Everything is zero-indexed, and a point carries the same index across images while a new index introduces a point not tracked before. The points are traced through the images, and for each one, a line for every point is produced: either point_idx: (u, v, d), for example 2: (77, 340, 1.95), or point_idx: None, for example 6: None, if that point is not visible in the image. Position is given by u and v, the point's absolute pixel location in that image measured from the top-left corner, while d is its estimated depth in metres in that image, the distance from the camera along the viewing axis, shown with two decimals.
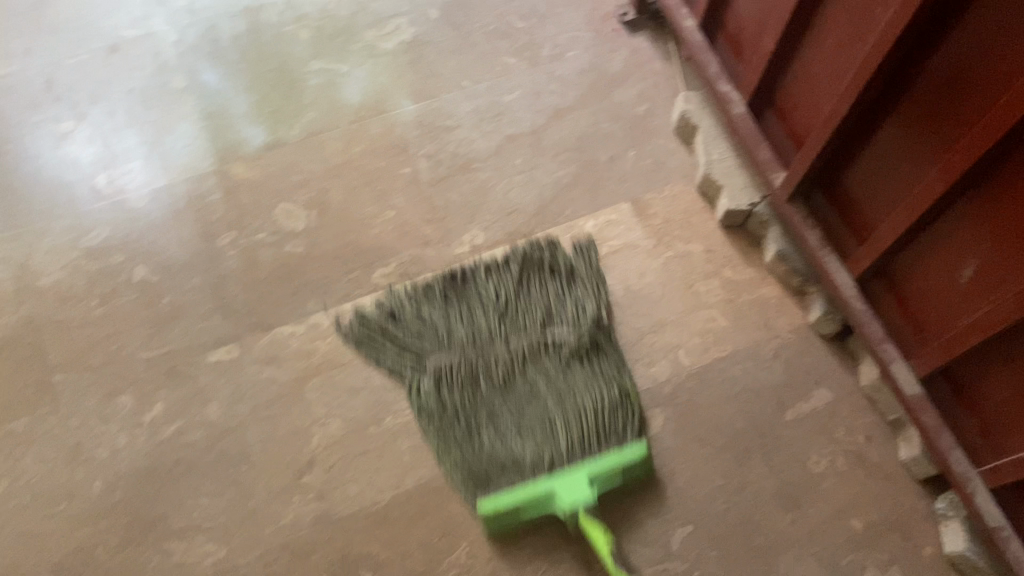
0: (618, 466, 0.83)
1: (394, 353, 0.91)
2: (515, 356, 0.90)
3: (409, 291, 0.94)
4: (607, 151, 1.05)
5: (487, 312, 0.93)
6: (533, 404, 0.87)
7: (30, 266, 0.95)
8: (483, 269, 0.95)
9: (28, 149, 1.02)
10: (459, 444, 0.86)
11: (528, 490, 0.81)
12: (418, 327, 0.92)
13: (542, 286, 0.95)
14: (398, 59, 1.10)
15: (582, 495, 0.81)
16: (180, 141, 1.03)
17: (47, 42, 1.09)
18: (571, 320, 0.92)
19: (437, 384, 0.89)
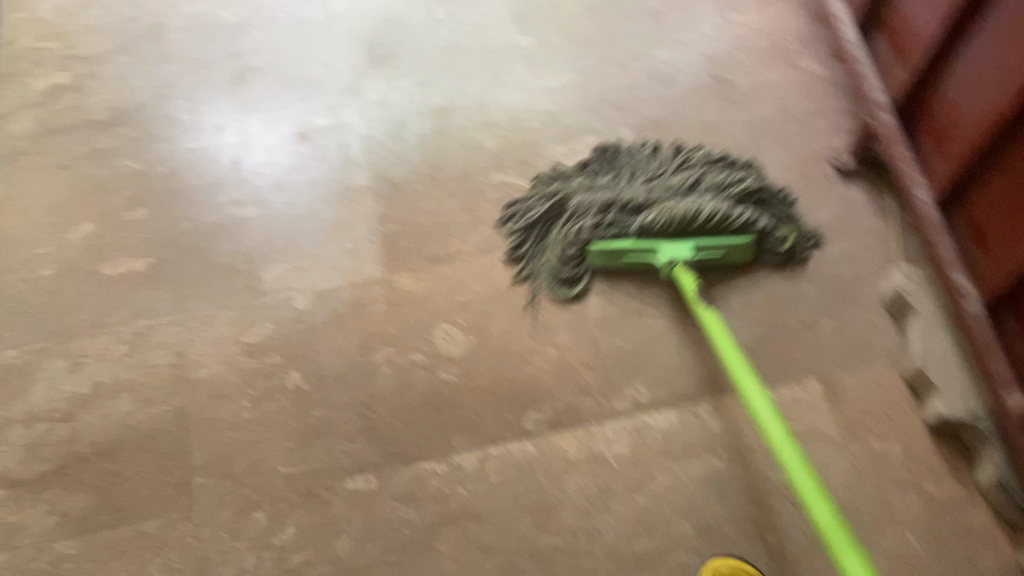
0: (726, 241, 0.93)
1: (539, 232, 1.00)
2: (651, 167, 1.01)
3: (567, 176, 1.02)
4: (801, 314, 0.94)
5: (641, 175, 1.00)
6: (654, 207, 0.95)
7: (189, 355, 0.94)
8: (643, 150, 1.02)
9: (207, 228, 1.01)
10: (575, 223, 0.97)
11: (633, 243, 0.93)
12: (570, 203, 0.99)
13: (704, 154, 1.01)
14: None
15: (685, 253, 0.91)
16: (352, 241, 1.00)
17: (240, 120, 1.08)
18: (722, 171, 0.99)
19: (572, 213, 0.98)
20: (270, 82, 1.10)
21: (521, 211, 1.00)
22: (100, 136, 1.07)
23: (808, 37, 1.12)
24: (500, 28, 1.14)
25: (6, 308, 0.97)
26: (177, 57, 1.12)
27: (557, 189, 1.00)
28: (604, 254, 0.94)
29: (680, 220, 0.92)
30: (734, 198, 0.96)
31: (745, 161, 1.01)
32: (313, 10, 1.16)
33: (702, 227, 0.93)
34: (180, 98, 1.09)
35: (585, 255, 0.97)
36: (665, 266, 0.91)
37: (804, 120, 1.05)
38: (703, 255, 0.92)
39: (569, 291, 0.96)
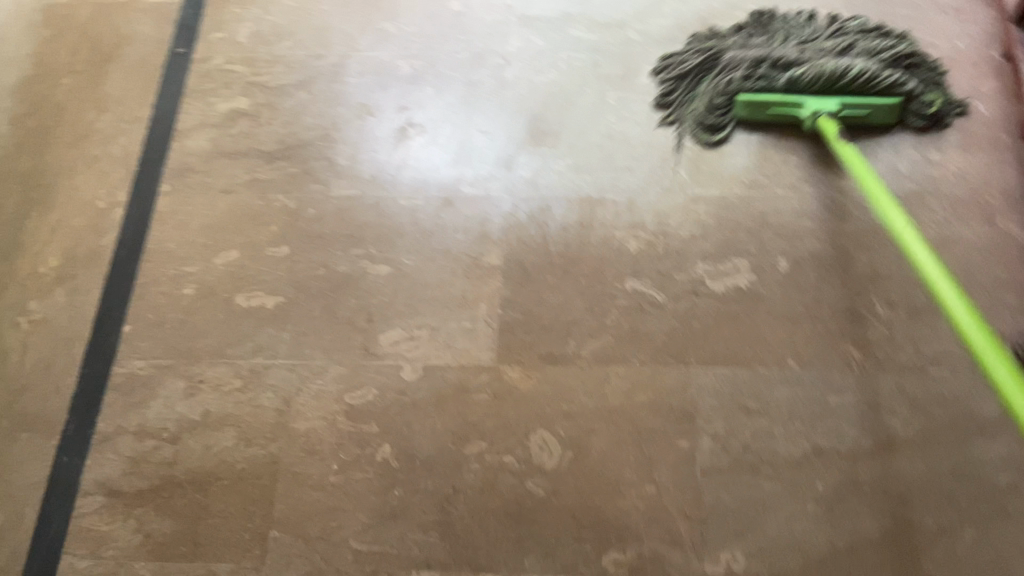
0: (871, 103, 1.01)
1: (690, 75, 1.09)
2: (804, 31, 1.08)
3: (733, 32, 1.10)
4: (936, 516, 0.85)
5: (795, 36, 1.07)
6: (807, 60, 1.03)
7: (294, 403, 0.96)
8: (799, 17, 1.10)
9: (337, 278, 1.02)
10: (727, 76, 1.06)
11: (783, 95, 1.03)
12: (718, 52, 1.09)
13: (860, 24, 1.08)
14: (724, 306, 0.96)
15: (833, 106, 1.00)
16: (471, 320, 0.98)
17: (393, 175, 1.09)
18: (875, 40, 1.05)
19: (724, 65, 1.07)
20: (430, 143, 1.10)
21: (675, 63, 1.10)
22: (263, 166, 1.11)
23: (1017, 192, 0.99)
24: (670, 122, 1.08)
25: (147, 318, 1.03)
26: (349, 101, 1.15)
27: (712, 46, 1.09)
28: (751, 106, 1.04)
29: (831, 74, 1.00)
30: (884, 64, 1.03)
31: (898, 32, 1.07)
32: (486, 73, 1.15)
33: (850, 84, 1.01)
34: (343, 143, 1.12)
35: (731, 107, 1.05)
36: (810, 118, 1.00)
37: (990, 293, 0.94)
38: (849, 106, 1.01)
39: (710, 138, 1.06)
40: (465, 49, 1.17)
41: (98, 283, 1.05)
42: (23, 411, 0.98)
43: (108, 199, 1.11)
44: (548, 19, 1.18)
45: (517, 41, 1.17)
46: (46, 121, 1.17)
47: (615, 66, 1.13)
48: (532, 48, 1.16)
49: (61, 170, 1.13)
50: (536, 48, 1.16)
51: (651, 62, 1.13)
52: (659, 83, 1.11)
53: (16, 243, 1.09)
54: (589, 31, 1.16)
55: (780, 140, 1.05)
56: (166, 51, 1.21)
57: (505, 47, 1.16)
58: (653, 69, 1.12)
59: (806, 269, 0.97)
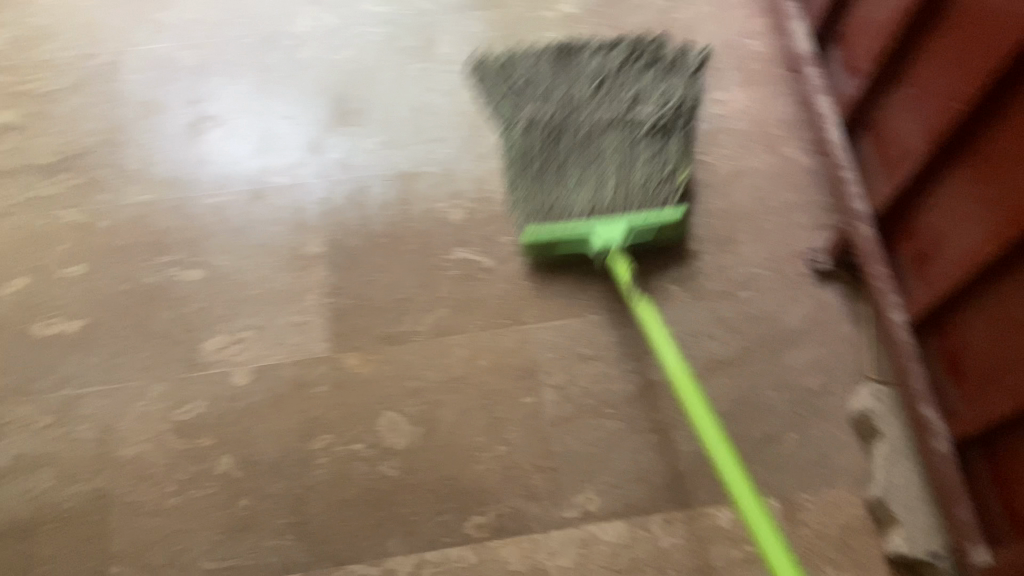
0: (658, 223, 0.93)
1: (500, 109, 1.05)
2: (582, 128, 1.00)
3: (527, 115, 1.02)
4: (764, 428, 0.90)
5: (585, 84, 1.04)
6: (592, 173, 0.97)
7: (115, 430, 0.89)
8: (592, 48, 1.08)
9: (145, 290, 0.95)
10: (517, 142, 1.01)
11: (569, 228, 0.92)
12: (526, 118, 1.02)
13: (649, 64, 1.07)
14: (549, 263, 0.99)
15: (619, 233, 0.91)
16: (300, 314, 0.95)
17: (192, 173, 1.02)
18: (659, 91, 1.04)
19: (523, 120, 1.02)
20: (230, 135, 1.05)
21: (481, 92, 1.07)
22: (44, 182, 1.02)
23: (796, 121, 1.07)
24: (473, 89, 1.09)
25: None
26: (134, 100, 1.07)
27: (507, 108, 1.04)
28: (534, 242, 0.93)
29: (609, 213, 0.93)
30: (665, 118, 1.01)
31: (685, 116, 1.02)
32: (279, 57, 1.10)
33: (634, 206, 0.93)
34: (133, 146, 1.04)
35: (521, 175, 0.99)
36: (598, 250, 0.90)
37: (782, 213, 1.01)
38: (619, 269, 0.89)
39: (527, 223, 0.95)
40: (251, 32, 1.11)
41: None
42: None
43: None
44: None
45: (306, 21, 1.12)
46: None
47: (413, 38, 1.12)
48: (324, 27, 1.12)
49: None
50: (328, 26, 1.12)
51: (449, 31, 1.12)
52: (457, 51, 1.11)
53: None
54: (380, 5, 1.14)
55: None
56: None
57: (293, 28, 1.12)
58: (451, 38, 1.12)
59: None
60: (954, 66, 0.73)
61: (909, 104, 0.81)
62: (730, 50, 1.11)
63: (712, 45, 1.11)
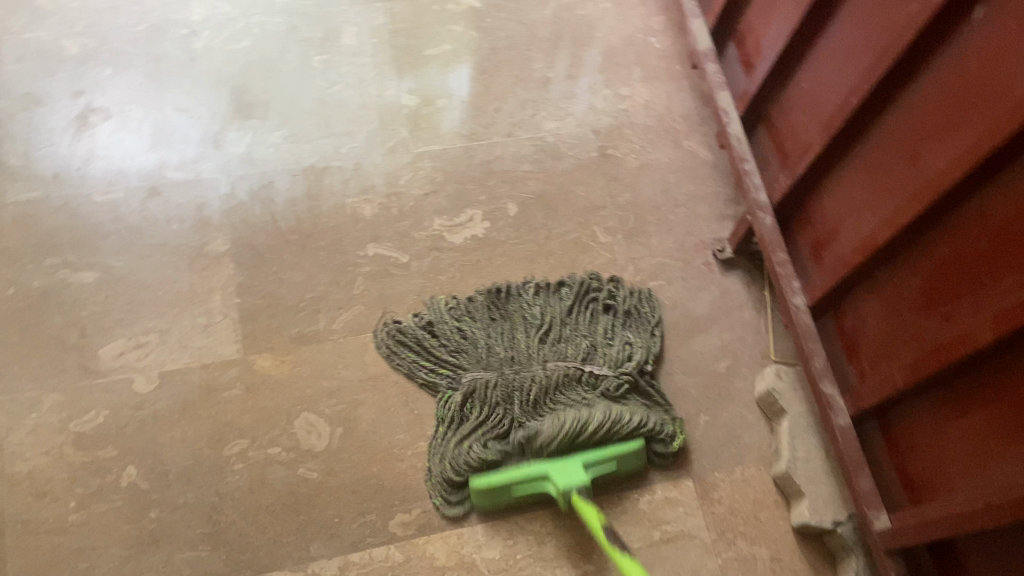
0: (616, 456, 0.85)
1: (428, 370, 0.90)
2: (534, 389, 0.87)
3: (471, 384, 0.88)
4: (679, 411, 0.93)
5: (528, 333, 0.92)
6: (552, 417, 0.84)
7: (7, 446, 0.83)
8: (531, 292, 0.95)
9: (33, 294, 0.89)
10: (467, 440, 0.85)
11: (519, 475, 0.82)
12: (466, 395, 0.87)
13: (604, 308, 0.95)
14: (465, 257, 0.98)
15: (576, 476, 0.81)
16: (205, 314, 0.91)
17: (80, 170, 0.96)
18: (612, 342, 0.93)
19: (467, 428, 0.86)
20: (122, 129, 0.99)
21: (408, 334, 0.92)
22: None
23: (697, 116, 1.11)
24: (381, 82, 1.07)
25: None
26: (10, 92, 0.99)
27: (449, 359, 0.90)
28: (485, 493, 0.83)
29: (567, 436, 0.82)
30: (622, 385, 0.89)
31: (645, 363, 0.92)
32: (172, 46, 1.04)
33: (593, 441, 0.84)
34: (12, 141, 0.97)
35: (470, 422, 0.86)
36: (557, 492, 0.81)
37: (688, 204, 1.05)
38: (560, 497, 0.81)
39: (463, 495, 0.85)
40: (142, 21, 1.05)
41: None
42: None
43: None
44: None
45: (200, 10, 1.07)
46: None
47: (315, 29, 1.09)
48: (220, 16, 1.07)
49: None
50: (223, 15, 1.07)
51: (352, 23, 1.10)
52: (362, 43, 1.09)
53: None
54: None
55: (489, 90, 1.09)
56: None
57: (188, 17, 1.06)
58: (354, 29, 1.10)
59: (534, 211, 1.02)
60: (846, 64, 0.78)
61: (805, 100, 0.86)
62: (633, 47, 1.15)
63: (615, 43, 1.15)
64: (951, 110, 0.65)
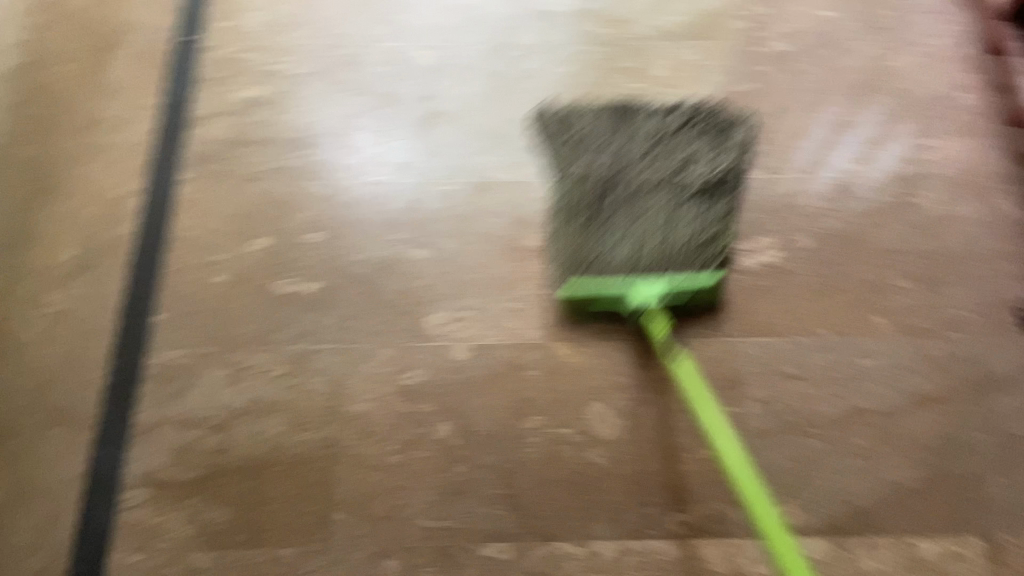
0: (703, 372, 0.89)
1: (558, 146, 1.06)
2: (632, 186, 1.01)
3: (582, 168, 1.03)
4: (969, 466, 0.91)
5: (642, 140, 1.05)
6: (634, 237, 0.97)
7: (344, 388, 0.95)
8: (649, 109, 1.08)
9: (377, 262, 1.03)
10: (563, 232, 0.99)
11: (606, 285, 0.95)
12: (579, 136, 1.05)
13: (704, 131, 1.06)
14: (756, 282, 1.01)
15: (655, 292, 0.94)
16: (515, 300, 1.00)
17: (423, 163, 1.10)
18: (711, 155, 1.04)
19: (565, 219, 1.00)
20: (460, 132, 1.12)
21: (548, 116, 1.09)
22: (288, 154, 1.10)
23: (1007, 175, 1.08)
24: None
25: (179, 305, 0.99)
26: (371, 90, 1.15)
27: (567, 114, 1.08)
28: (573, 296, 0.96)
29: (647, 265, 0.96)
30: (712, 179, 1.02)
31: (732, 165, 1.03)
32: (507, 65, 1.17)
33: (677, 247, 0.96)
34: (369, 131, 1.12)
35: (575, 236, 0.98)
36: (635, 308, 0.94)
37: (991, 260, 1.02)
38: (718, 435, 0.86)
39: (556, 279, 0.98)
40: (484, 40, 1.19)
41: (121, 273, 1.01)
42: (51, 406, 0.93)
43: (123, 187, 1.07)
44: (565, 12, 1.21)
45: (532, 34, 1.19)
46: (47, 110, 1.12)
47: (631, 59, 1.17)
48: (549, 41, 1.19)
49: (70, 159, 1.08)
50: (553, 41, 1.19)
51: (664, 55, 1.18)
52: (674, 76, 1.16)
53: (26, 232, 1.03)
54: (602, 26, 1.20)
55: (790, 128, 1.12)
56: (173, 40, 1.19)
57: (522, 40, 1.19)
58: (666, 61, 1.17)
59: (828, 243, 1.04)
60: None
61: None
62: (941, 102, 1.14)
63: (923, 95, 1.14)
64: None
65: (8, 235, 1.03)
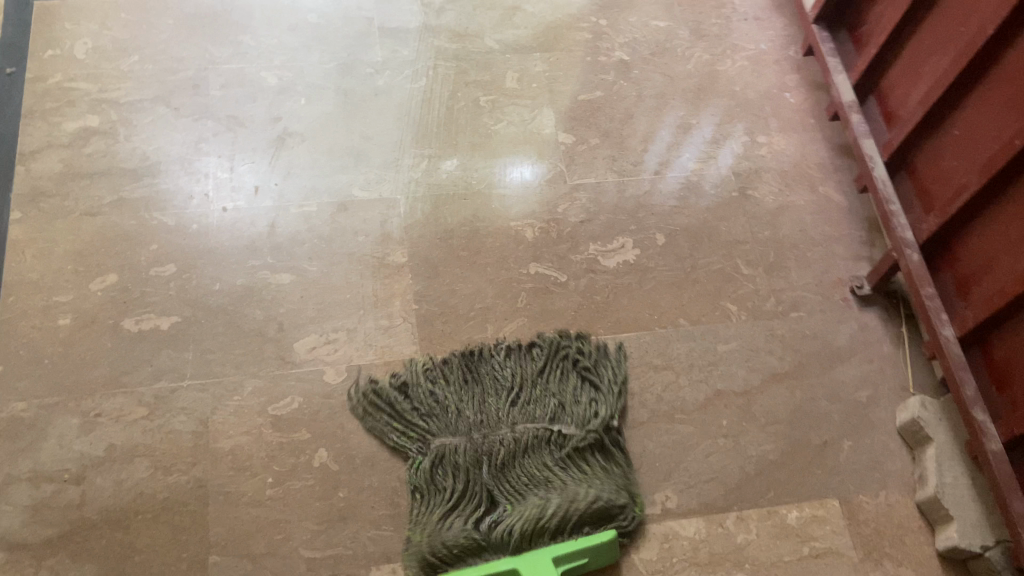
0: (587, 548, 0.84)
1: (402, 433, 0.91)
2: (501, 457, 0.88)
3: (442, 446, 0.89)
4: (821, 433, 0.97)
5: (500, 396, 0.93)
6: (518, 516, 0.84)
7: (212, 424, 0.91)
8: (502, 354, 0.97)
9: (238, 291, 0.99)
10: (441, 520, 0.85)
11: (492, 569, 0.81)
12: (426, 417, 0.92)
13: (574, 372, 0.97)
14: (617, 280, 1.06)
15: (548, 571, 0.81)
16: (385, 318, 1.00)
17: (279, 185, 1.07)
18: (584, 404, 0.94)
19: (443, 505, 0.86)
20: (314, 152, 1.10)
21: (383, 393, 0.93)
22: (131, 185, 1.04)
23: (830, 165, 1.18)
24: (540, 123, 1.17)
25: (18, 354, 0.92)
26: (216, 113, 1.11)
27: (412, 399, 0.93)
28: None
29: (534, 515, 0.84)
30: (589, 442, 0.91)
31: (610, 414, 0.93)
32: (358, 82, 1.16)
33: (569, 512, 0.85)
34: (217, 155, 1.08)
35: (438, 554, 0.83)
36: None
37: (824, 243, 1.11)
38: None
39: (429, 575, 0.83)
40: (332, 59, 1.17)
41: None
42: None
43: None
44: (413, 27, 1.22)
45: (381, 50, 1.19)
46: None
47: (481, 72, 1.20)
48: (398, 57, 1.19)
49: None
50: (402, 57, 1.19)
51: (512, 68, 1.21)
52: (524, 87, 1.19)
53: None
54: (450, 42, 1.22)
55: (637, 133, 1.18)
56: None
57: (371, 57, 1.19)
58: (515, 74, 1.20)
59: (680, 239, 1.10)
60: (961, 148, 0.92)
61: (941, 148, 0.96)
62: (768, 101, 1.23)
63: (753, 96, 1.23)
64: (997, 161, 0.84)
65: None
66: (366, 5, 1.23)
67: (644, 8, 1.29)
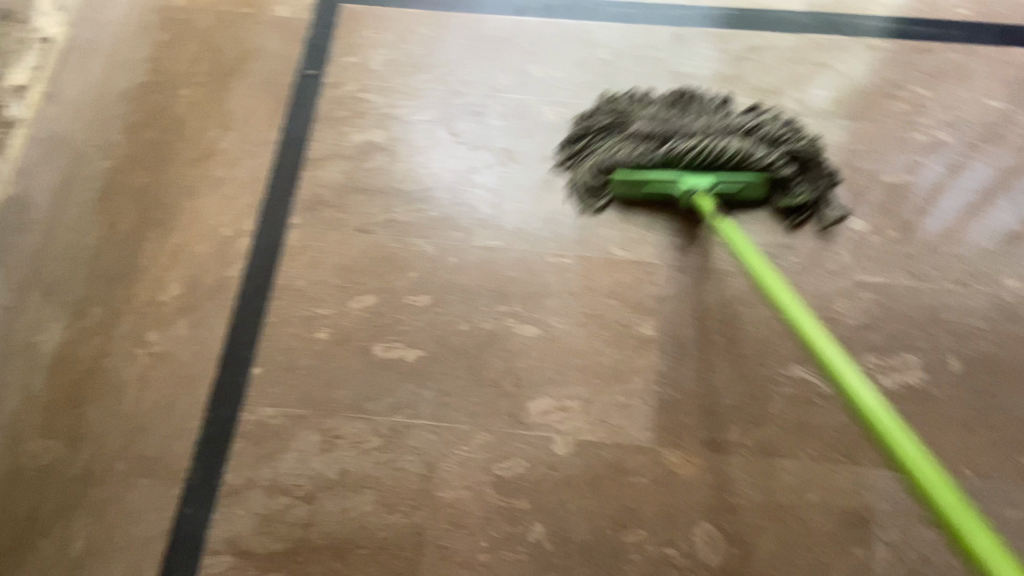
0: (742, 182, 1.00)
1: (592, 148, 1.06)
2: (688, 138, 1.00)
3: (627, 138, 1.03)
4: None
5: (710, 116, 1.04)
6: (691, 147, 1.00)
7: (437, 470, 0.90)
8: (712, 103, 1.06)
9: (482, 334, 0.97)
10: (624, 145, 1.03)
11: (663, 175, 1.01)
12: (616, 123, 1.06)
13: (779, 113, 1.05)
14: (894, 404, 0.92)
15: (706, 180, 0.99)
16: (626, 394, 0.93)
17: (539, 229, 1.04)
18: (781, 125, 1.02)
19: (629, 135, 1.03)
20: (581, 200, 1.05)
21: (584, 132, 1.07)
22: (401, 207, 1.05)
23: None
24: (830, 200, 1.03)
25: (277, 359, 0.96)
26: (492, 145, 1.09)
27: (623, 112, 1.06)
28: (626, 183, 1.02)
29: (703, 154, 0.99)
30: (780, 157, 1.00)
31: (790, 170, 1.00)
32: None
33: (723, 165, 1.00)
34: (486, 188, 1.06)
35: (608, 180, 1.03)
36: (683, 194, 0.99)
37: None
38: (651, 189, 1.02)
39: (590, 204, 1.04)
40: None
41: (224, 318, 0.99)
42: (142, 454, 0.91)
43: (234, 227, 1.04)
44: (703, 75, 1.13)
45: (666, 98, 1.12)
46: (165, 135, 1.09)
47: None
48: None
49: (180, 189, 1.06)
50: None
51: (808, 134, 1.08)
52: None
53: (131, 266, 1.01)
54: (744, 95, 1.11)
55: (946, 230, 1.01)
56: (296, 73, 1.15)
57: None
58: None
59: (979, 371, 0.94)
60: None
61: None
62: None
63: None
64: None
65: (113, 266, 1.00)
66: (658, 44, 1.16)
67: (979, 83, 1.11)
